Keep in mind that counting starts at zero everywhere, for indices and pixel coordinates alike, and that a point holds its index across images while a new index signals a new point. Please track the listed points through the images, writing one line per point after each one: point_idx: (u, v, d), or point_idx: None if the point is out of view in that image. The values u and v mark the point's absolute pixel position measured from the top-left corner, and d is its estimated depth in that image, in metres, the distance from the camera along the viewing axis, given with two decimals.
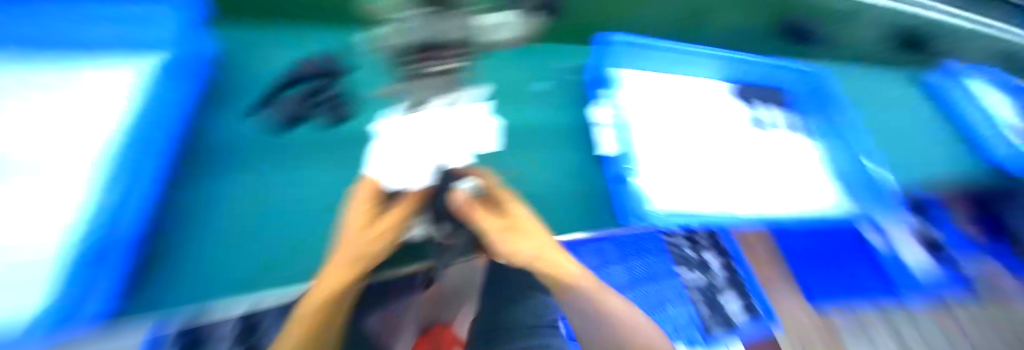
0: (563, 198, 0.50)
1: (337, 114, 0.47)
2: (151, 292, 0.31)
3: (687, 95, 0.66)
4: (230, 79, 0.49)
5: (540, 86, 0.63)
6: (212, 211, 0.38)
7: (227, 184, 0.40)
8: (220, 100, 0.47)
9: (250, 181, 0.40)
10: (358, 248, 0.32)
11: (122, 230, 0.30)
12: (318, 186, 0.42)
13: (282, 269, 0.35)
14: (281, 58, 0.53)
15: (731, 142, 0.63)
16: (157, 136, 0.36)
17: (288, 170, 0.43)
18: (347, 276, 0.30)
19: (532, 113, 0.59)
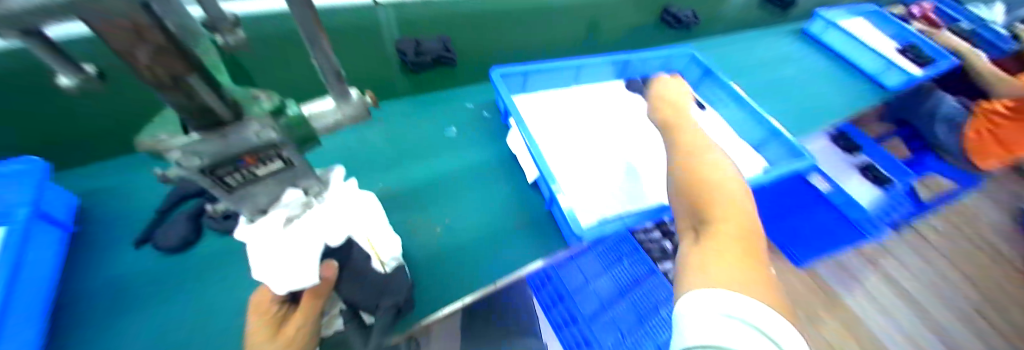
0: (496, 230, 0.52)
1: (220, 225, 0.42)
2: None
3: (591, 104, 0.71)
4: (100, 216, 0.45)
5: (454, 131, 0.65)
6: None
7: (115, 324, 0.37)
8: (89, 242, 0.42)
9: (147, 312, 0.38)
10: None
11: None
12: (226, 291, 0.40)
13: None
14: (146, 182, 0.48)
15: (644, 133, 0.68)
16: (24, 305, 0.33)
17: (184, 289, 0.40)
18: None
19: (452, 158, 0.60)
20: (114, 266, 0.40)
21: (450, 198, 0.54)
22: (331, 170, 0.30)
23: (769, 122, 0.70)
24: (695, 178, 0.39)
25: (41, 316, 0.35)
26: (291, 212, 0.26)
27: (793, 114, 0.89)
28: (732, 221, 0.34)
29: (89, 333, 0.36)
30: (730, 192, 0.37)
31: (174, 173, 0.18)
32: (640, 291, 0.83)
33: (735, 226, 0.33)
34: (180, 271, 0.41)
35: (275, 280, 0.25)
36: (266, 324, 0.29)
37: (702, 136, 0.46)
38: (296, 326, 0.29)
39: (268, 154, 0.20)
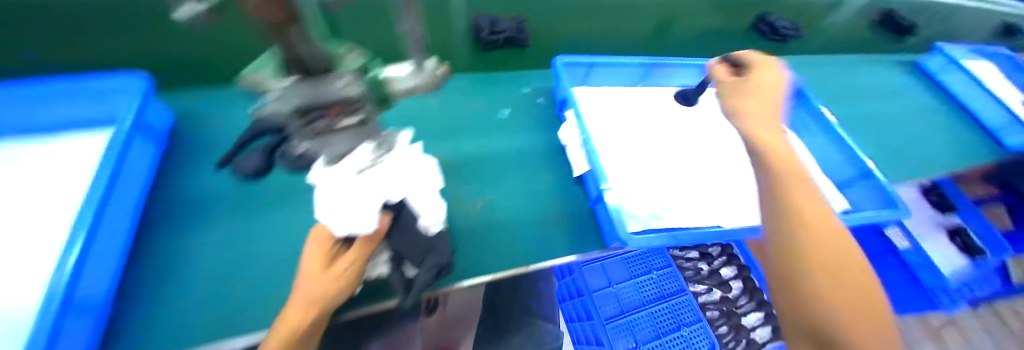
0: (534, 215, 0.52)
1: (294, 162, 0.46)
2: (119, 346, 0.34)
3: (655, 106, 0.66)
4: (190, 137, 0.51)
5: (507, 113, 0.64)
6: (166, 264, 0.39)
7: (186, 233, 0.42)
8: (180, 159, 0.48)
9: (212, 228, 0.43)
10: (315, 292, 0.31)
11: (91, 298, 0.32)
12: (290, 222, 0.45)
13: (246, 303, 0.37)
14: (235, 116, 0.55)
15: (708, 147, 0.63)
16: (121, 206, 0.38)
17: (250, 212, 0.45)
18: (305, 321, 0.31)
19: (501, 140, 0.60)
20: (198, 183, 0.46)
21: (493, 179, 0.55)
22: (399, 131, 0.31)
23: (861, 155, 0.62)
24: (821, 248, 0.32)
25: (135, 218, 0.41)
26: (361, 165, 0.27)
27: (887, 154, 0.78)
28: (843, 260, 0.31)
29: (169, 236, 0.41)
30: (859, 293, 0.30)
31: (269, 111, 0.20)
32: (661, 305, 0.86)
33: (838, 267, 0.31)
34: (253, 197, 0.46)
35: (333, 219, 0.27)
36: (322, 255, 0.33)
37: (813, 188, 0.35)
38: (344, 264, 0.33)
39: (342, 108, 0.21)
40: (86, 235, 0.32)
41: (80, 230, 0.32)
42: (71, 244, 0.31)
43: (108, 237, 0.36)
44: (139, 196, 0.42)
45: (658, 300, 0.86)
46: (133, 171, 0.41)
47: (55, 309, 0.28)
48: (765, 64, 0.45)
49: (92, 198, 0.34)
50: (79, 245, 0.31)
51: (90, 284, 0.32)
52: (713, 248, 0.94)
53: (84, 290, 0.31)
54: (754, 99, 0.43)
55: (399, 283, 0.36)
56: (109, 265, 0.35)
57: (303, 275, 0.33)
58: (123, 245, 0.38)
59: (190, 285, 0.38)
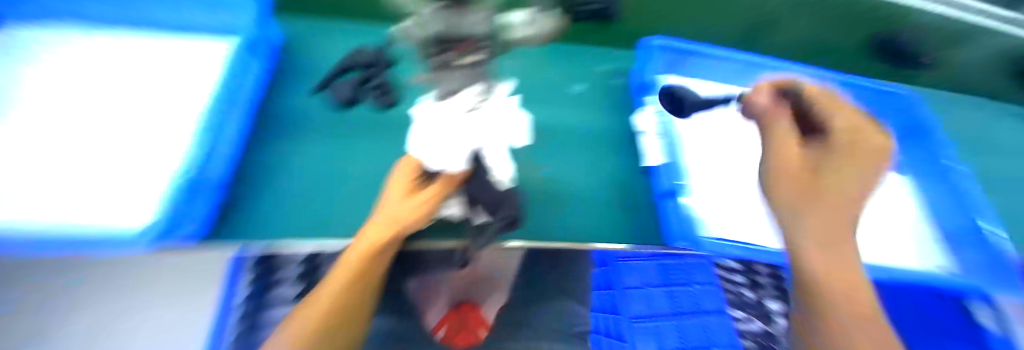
0: (594, 195, 0.51)
1: (386, 100, 0.48)
2: (236, 227, 0.41)
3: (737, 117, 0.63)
4: (293, 57, 0.55)
5: (580, 89, 0.63)
6: (272, 169, 0.46)
7: (288, 145, 0.47)
8: (284, 76, 0.53)
9: (309, 145, 0.48)
10: (395, 215, 0.36)
11: (213, 181, 0.39)
12: (372, 153, 0.49)
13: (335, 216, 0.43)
14: (330, 42, 0.57)
15: None
16: (240, 111, 0.44)
17: (340, 137, 0.49)
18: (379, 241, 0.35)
19: (571, 115, 0.59)
20: (298, 101, 0.51)
21: (559, 152, 0.54)
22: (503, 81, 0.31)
23: None
24: None
25: (250, 123, 0.47)
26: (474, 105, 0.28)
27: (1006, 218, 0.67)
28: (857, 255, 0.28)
29: (273, 145, 0.47)
30: None
31: (419, 33, 0.22)
32: (689, 321, 0.75)
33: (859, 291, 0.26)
34: (346, 123, 0.50)
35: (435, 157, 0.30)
36: (410, 184, 0.37)
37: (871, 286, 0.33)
38: (428, 192, 0.36)
39: (473, 44, 0.21)
40: (208, 137, 0.39)
41: (203, 131, 0.39)
42: (196, 142, 0.38)
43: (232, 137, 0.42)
44: (254, 104, 0.48)
45: (687, 316, 0.76)
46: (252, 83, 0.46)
47: (180, 191, 0.35)
48: (830, 105, 0.35)
49: (212, 107, 0.41)
50: (201, 145, 0.38)
51: (215, 175, 0.39)
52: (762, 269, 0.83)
53: (210, 180, 0.39)
54: (799, 159, 0.30)
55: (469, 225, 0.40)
56: (229, 160, 0.42)
57: (393, 197, 0.37)
58: (242, 144, 0.45)
59: (292, 192, 0.44)
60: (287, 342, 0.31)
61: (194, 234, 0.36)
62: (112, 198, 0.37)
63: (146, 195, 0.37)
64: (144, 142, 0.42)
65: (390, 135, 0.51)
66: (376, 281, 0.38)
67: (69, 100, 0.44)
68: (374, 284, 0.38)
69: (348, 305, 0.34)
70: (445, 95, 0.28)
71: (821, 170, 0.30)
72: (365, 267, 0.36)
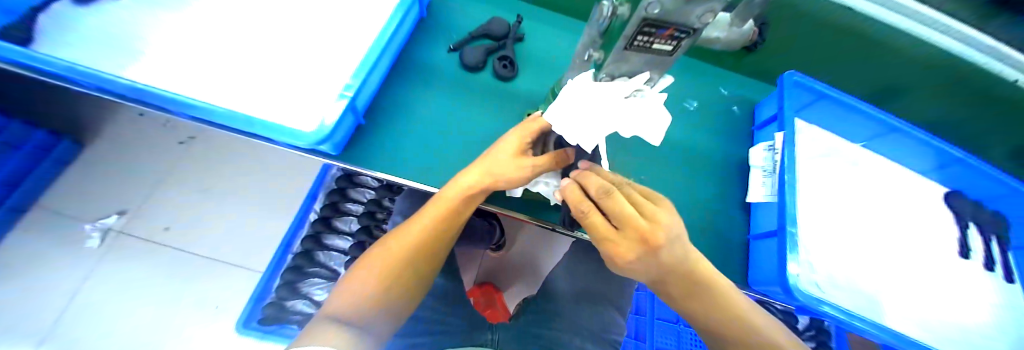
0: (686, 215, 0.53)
1: (508, 73, 0.54)
2: (365, 153, 0.47)
3: (856, 175, 0.58)
4: (435, 7, 0.59)
5: (694, 105, 0.63)
6: (400, 109, 0.51)
7: (418, 91, 0.53)
8: (424, 24, 0.57)
9: (434, 95, 0.53)
10: (498, 173, 0.38)
11: (358, 109, 0.44)
12: (484, 117, 0.53)
13: (446, 166, 0.48)
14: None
15: (893, 246, 0.55)
16: (391, 50, 0.49)
17: (461, 95, 0.54)
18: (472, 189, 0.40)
19: (679, 129, 0.60)
20: (433, 51, 0.56)
21: (654, 161, 0.56)
22: (666, 78, 0.32)
23: None
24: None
25: (394, 63, 0.52)
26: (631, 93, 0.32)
27: None
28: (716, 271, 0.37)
29: (407, 87, 0.53)
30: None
31: (614, 22, 0.26)
32: None
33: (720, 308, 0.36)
34: (469, 84, 0.55)
35: (580, 131, 0.31)
36: (520, 147, 0.39)
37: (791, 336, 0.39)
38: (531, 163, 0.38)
39: (678, 33, 0.24)
40: (368, 69, 0.43)
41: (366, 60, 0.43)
42: (359, 70, 0.42)
43: (380, 71, 0.46)
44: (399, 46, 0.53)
45: None
46: (403, 27, 0.51)
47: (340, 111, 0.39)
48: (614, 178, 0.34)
49: (377, 43, 0.44)
50: (363, 75, 0.42)
51: (359, 103, 0.45)
52: (802, 323, 0.77)
53: (356, 106, 0.44)
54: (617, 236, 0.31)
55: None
56: (369, 92, 0.47)
57: (501, 154, 0.39)
58: (379, 80, 0.50)
59: (410, 134, 0.50)
60: (376, 271, 0.39)
61: (330, 148, 0.42)
62: (274, 100, 0.43)
63: (298, 104, 0.43)
64: (304, 57, 0.47)
65: (503, 103, 0.54)
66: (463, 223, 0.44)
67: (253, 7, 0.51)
68: (460, 226, 0.44)
69: (435, 234, 0.42)
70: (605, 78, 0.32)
71: (647, 248, 0.30)
72: (455, 208, 0.41)
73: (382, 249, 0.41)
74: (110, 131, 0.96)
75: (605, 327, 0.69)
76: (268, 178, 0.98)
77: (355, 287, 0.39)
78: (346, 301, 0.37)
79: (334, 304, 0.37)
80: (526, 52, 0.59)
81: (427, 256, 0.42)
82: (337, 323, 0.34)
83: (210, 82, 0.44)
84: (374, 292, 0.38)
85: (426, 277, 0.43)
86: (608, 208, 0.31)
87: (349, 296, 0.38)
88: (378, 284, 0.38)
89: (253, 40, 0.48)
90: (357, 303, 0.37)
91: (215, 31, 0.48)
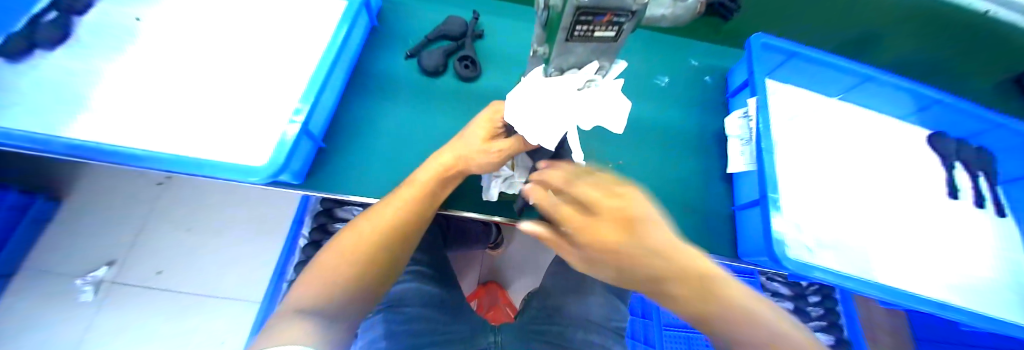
0: (669, 194, 0.53)
1: (470, 73, 0.53)
2: (331, 177, 0.46)
3: (836, 130, 0.58)
4: (387, 16, 0.57)
5: (665, 81, 0.61)
6: (363, 126, 0.50)
7: (378, 105, 0.51)
8: (378, 35, 0.55)
9: (395, 107, 0.52)
10: (469, 153, 0.39)
11: (314, 133, 0.43)
12: (450, 121, 0.52)
13: None
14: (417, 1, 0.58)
15: (880, 195, 0.55)
16: (342, 67, 0.47)
17: (423, 102, 0.52)
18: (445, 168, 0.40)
19: (654, 109, 0.59)
20: (391, 62, 0.54)
21: (631, 144, 0.55)
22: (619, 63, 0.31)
23: None
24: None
25: (349, 79, 0.50)
26: (580, 86, 0.30)
27: None
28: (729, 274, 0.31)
29: (366, 103, 0.51)
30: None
31: (548, 15, 0.25)
32: None
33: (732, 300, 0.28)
34: (431, 90, 0.53)
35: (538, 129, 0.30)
36: (491, 132, 0.39)
37: None
38: (501, 146, 0.37)
39: (618, 18, 0.22)
40: (318, 90, 0.41)
41: (314, 81, 0.41)
42: (309, 92, 0.40)
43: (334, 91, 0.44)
44: (352, 60, 0.51)
45: None
46: (353, 42, 0.49)
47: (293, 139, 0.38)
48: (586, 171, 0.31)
49: (324, 61, 0.42)
50: (313, 97, 0.40)
51: (314, 126, 0.43)
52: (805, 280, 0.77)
53: (310, 130, 0.42)
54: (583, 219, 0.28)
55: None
56: (324, 114, 0.46)
57: (470, 140, 0.39)
58: (335, 99, 0.49)
59: (375, 150, 0.48)
60: (343, 258, 0.37)
61: (291, 178, 0.41)
62: (227, 137, 0.41)
63: (252, 137, 0.41)
64: (254, 87, 0.45)
65: (469, 105, 0.53)
66: (437, 204, 0.44)
67: (195, 42, 0.49)
68: (432, 212, 0.44)
69: (409, 216, 0.40)
70: (555, 72, 0.30)
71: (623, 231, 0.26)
72: (429, 190, 0.41)
73: (349, 236, 0.39)
74: (84, 183, 0.93)
75: (608, 312, 0.67)
76: (256, 208, 0.96)
77: (321, 277, 0.35)
78: (311, 290, 0.34)
79: (297, 295, 0.34)
80: (486, 48, 0.57)
81: (400, 244, 0.40)
82: (298, 314, 0.31)
83: (157, 128, 0.42)
84: (345, 279, 0.36)
85: (402, 262, 0.42)
86: (575, 196, 0.29)
87: (314, 285, 0.35)
88: (348, 272, 0.36)
89: (200, 77, 0.47)
90: (323, 294, 0.34)
91: (160, 73, 0.46)
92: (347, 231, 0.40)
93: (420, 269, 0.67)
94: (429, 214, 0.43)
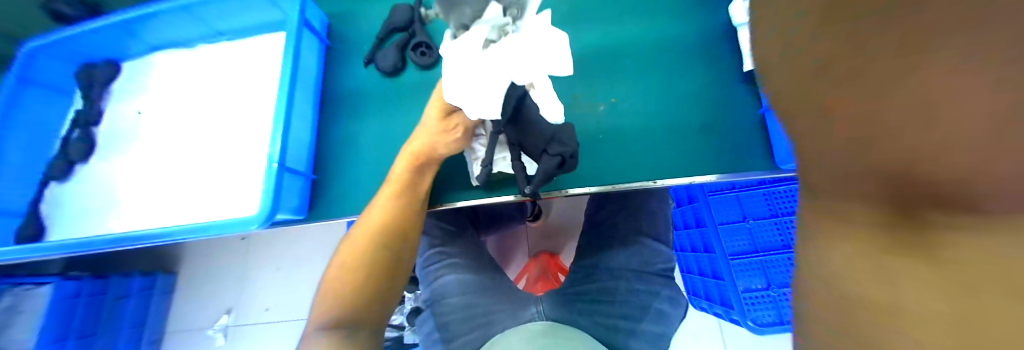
0: (676, 119, 0.48)
1: (428, 59, 0.50)
2: (332, 202, 0.48)
3: None
4: (336, 28, 0.55)
5: None
6: (346, 145, 0.51)
7: (352, 121, 0.52)
8: (335, 53, 0.54)
9: (368, 117, 0.51)
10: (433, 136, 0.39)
11: (295, 167, 0.45)
12: (420, 112, 0.50)
13: None
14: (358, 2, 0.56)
15: None
16: (302, 97, 0.47)
17: (391, 103, 0.51)
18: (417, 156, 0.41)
19: (639, 26, 0.51)
20: (353, 74, 0.53)
21: (622, 77, 0.50)
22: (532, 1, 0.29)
23: None
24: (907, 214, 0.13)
25: (317, 106, 0.51)
26: (489, 37, 0.30)
27: None
28: None
29: (342, 121, 0.52)
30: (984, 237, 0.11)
31: None
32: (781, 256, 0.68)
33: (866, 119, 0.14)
34: (396, 89, 0.52)
35: None
36: (442, 109, 0.39)
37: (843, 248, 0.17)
38: (460, 120, 0.38)
39: None
40: (284, 128, 0.42)
41: (278, 120, 0.42)
42: (275, 131, 0.42)
43: None
44: (315, 86, 0.51)
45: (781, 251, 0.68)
46: (307, 68, 0.49)
47: (274, 176, 0.40)
48: None
49: (281, 97, 0.43)
50: (279, 135, 0.41)
51: (293, 162, 0.45)
52: None
53: (291, 167, 0.44)
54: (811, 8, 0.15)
55: (520, 174, 0.37)
56: (302, 146, 0.47)
57: (427, 124, 0.40)
58: (311, 129, 0.50)
59: (362, 164, 0.49)
60: (349, 271, 0.39)
61: (290, 214, 0.44)
62: None
63: None
64: (247, 143, 0.51)
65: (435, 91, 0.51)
66: (424, 194, 0.44)
67: (190, 116, 0.54)
68: (423, 204, 0.45)
69: (399, 211, 0.41)
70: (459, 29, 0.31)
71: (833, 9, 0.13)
72: (410, 182, 0.42)
73: (350, 246, 0.41)
74: None
75: (652, 258, 0.62)
76: (299, 232, 0.91)
77: (331, 293, 0.38)
78: (328, 307, 0.38)
79: (318, 312, 0.38)
80: (438, 25, 0.53)
81: (399, 244, 0.41)
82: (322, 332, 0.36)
83: (189, 202, 0.48)
84: (355, 289, 0.38)
85: (409, 260, 0.43)
86: None
87: (328, 300, 0.38)
88: (356, 282, 0.38)
89: (205, 146, 0.52)
90: (338, 307, 0.38)
91: (175, 153, 0.52)
92: (348, 240, 0.42)
93: (455, 261, 0.67)
94: (420, 207, 0.43)
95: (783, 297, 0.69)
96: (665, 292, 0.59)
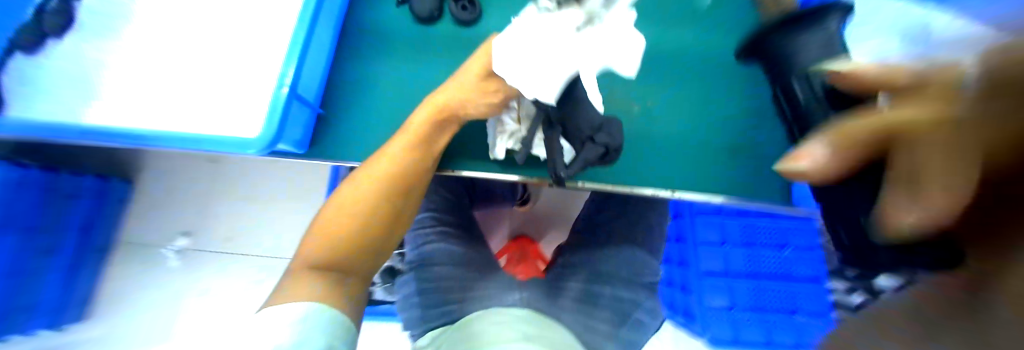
0: (704, 134, 0.47)
1: (468, 14, 0.47)
2: (335, 144, 0.45)
3: None
4: None
5: None
6: (360, 87, 0.47)
7: (370, 63, 0.47)
8: None
9: (388, 63, 0.47)
10: (465, 97, 0.37)
11: (304, 97, 0.41)
12: (445, 70, 0.47)
13: None
14: None
15: None
16: (323, 23, 0.43)
17: (417, 53, 0.48)
18: (442, 113, 0.39)
19: (690, 33, 0.50)
20: (382, 12, 0.49)
21: (661, 80, 0.49)
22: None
23: None
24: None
25: (335, 36, 0.47)
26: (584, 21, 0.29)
27: None
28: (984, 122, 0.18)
29: (360, 61, 0.47)
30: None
31: None
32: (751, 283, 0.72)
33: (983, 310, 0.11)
34: (427, 39, 0.48)
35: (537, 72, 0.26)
36: (486, 67, 0.36)
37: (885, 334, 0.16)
38: (500, 86, 0.35)
39: None
40: (301, 53, 0.38)
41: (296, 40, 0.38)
42: (291, 53, 0.37)
43: None
44: (339, 15, 0.46)
45: (751, 279, 0.72)
46: None
47: (284, 101, 0.36)
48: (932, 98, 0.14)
49: (304, 16, 0.38)
50: (296, 58, 0.37)
51: (303, 90, 0.41)
52: None
53: (301, 96, 0.40)
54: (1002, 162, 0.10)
55: (559, 156, 0.35)
56: (314, 77, 0.43)
57: (462, 83, 0.37)
58: (326, 60, 0.46)
59: (374, 111, 0.46)
60: (347, 216, 0.36)
61: (291, 147, 0.40)
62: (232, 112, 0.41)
63: None
64: (250, 60, 0.46)
65: (467, 50, 0.47)
66: (437, 153, 0.42)
67: (189, 16, 0.48)
68: (433, 166, 0.42)
69: (411, 167, 0.39)
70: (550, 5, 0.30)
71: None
72: (426, 138, 0.40)
73: (349, 192, 0.38)
74: None
75: (639, 265, 0.62)
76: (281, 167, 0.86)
77: (322, 237, 0.36)
78: (319, 248, 0.35)
79: (306, 251, 0.36)
80: None
81: (404, 201, 0.39)
82: (309, 272, 0.34)
83: (172, 108, 0.44)
84: (351, 236, 0.36)
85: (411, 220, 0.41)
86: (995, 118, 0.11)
87: (319, 242, 0.36)
88: (355, 231, 0.36)
89: (201, 50, 0.46)
90: (329, 250, 0.35)
91: (167, 52, 0.46)
92: (348, 185, 0.39)
93: (446, 229, 0.65)
94: (431, 166, 0.41)
95: (739, 318, 0.72)
96: (644, 303, 0.60)
